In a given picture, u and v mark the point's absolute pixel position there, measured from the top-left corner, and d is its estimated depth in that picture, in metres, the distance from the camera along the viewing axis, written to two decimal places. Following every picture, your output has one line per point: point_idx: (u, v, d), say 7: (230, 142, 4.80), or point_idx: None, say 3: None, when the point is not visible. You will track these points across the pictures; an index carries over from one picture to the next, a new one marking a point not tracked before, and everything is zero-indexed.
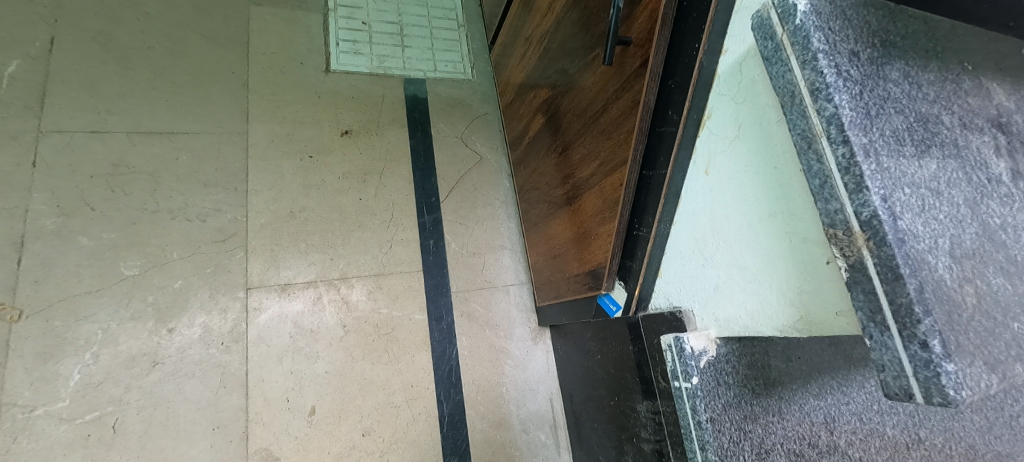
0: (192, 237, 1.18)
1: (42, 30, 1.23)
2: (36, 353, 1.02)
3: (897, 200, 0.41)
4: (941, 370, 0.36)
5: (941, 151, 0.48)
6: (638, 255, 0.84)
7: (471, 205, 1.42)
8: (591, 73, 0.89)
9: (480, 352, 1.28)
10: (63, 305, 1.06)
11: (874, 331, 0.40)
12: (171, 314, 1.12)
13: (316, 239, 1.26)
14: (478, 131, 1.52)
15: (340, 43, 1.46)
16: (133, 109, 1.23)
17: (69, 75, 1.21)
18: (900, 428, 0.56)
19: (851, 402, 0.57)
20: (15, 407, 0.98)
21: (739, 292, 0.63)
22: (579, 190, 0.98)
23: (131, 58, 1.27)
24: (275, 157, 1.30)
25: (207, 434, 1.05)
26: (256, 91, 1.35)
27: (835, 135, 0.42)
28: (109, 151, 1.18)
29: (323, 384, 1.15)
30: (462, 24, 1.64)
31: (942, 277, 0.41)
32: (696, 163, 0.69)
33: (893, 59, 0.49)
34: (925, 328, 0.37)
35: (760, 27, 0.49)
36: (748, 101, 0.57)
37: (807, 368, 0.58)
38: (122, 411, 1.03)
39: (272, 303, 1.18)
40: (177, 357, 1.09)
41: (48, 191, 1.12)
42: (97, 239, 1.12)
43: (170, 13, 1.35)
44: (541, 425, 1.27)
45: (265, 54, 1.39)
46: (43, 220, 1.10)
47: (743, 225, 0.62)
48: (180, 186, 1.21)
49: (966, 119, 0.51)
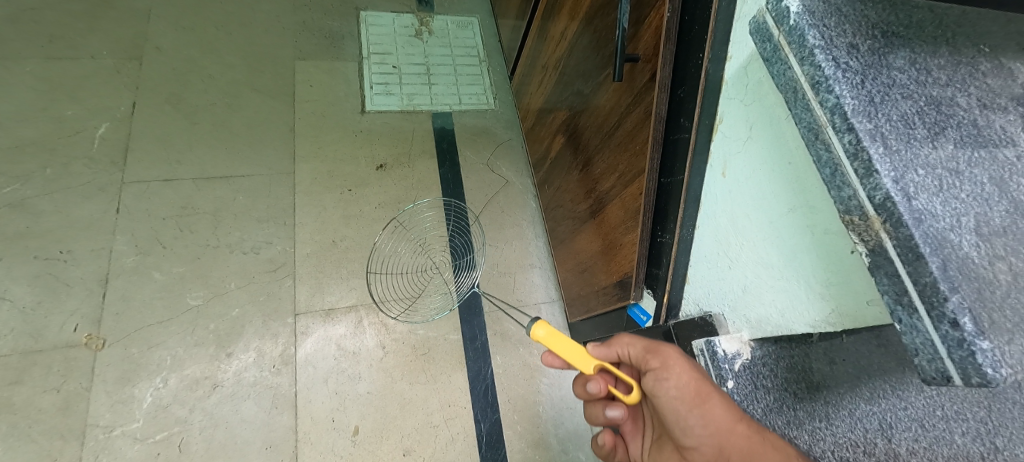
0: (248, 268, 1.28)
1: (127, 97, 1.42)
2: (115, 378, 1.13)
3: (911, 181, 0.38)
4: (976, 349, 0.32)
5: (959, 133, 0.42)
6: (664, 262, 0.83)
7: (500, 226, 1.47)
8: (604, 91, 0.92)
9: (515, 370, 1.29)
10: (138, 334, 1.17)
11: (902, 314, 0.37)
12: (229, 340, 1.21)
13: (356, 265, 1.34)
14: (503, 157, 1.58)
15: (374, 86, 1.59)
16: (197, 158, 1.38)
17: (146, 133, 1.39)
18: (972, 436, 0.39)
19: (909, 407, 0.45)
20: (98, 428, 1.08)
21: (767, 291, 0.62)
22: (602, 203, 0.99)
23: (197, 113, 1.44)
24: (319, 191, 1.41)
25: (262, 453, 1.11)
26: (302, 134, 1.48)
27: (840, 124, 0.40)
28: (178, 195, 1.33)
29: (366, 404, 1.18)
30: (485, 59, 1.74)
31: (969, 254, 0.36)
32: (713, 167, 0.69)
33: (896, 48, 0.45)
34: (954, 305, 0.33)
35: (757, 31, 0.47)
36: (757, 102, 0.57)
37: (854, 371, 0.51)
38: (187, 431, 1.11)
39: (318, 328, 1.25)
40: (234, 379, 1.17)
41: (129, 233, 1.27)
42: (167, 273, 1.25)
43: (228, 73, 1.52)
44: (581, 445, 1.24)
45: (309, 101, 1.53)
46: (125, 258, 1.24)
47: (765, 222, 0.61)
48: (238, 223, 1.33)
49: (985, 100, 0.45)
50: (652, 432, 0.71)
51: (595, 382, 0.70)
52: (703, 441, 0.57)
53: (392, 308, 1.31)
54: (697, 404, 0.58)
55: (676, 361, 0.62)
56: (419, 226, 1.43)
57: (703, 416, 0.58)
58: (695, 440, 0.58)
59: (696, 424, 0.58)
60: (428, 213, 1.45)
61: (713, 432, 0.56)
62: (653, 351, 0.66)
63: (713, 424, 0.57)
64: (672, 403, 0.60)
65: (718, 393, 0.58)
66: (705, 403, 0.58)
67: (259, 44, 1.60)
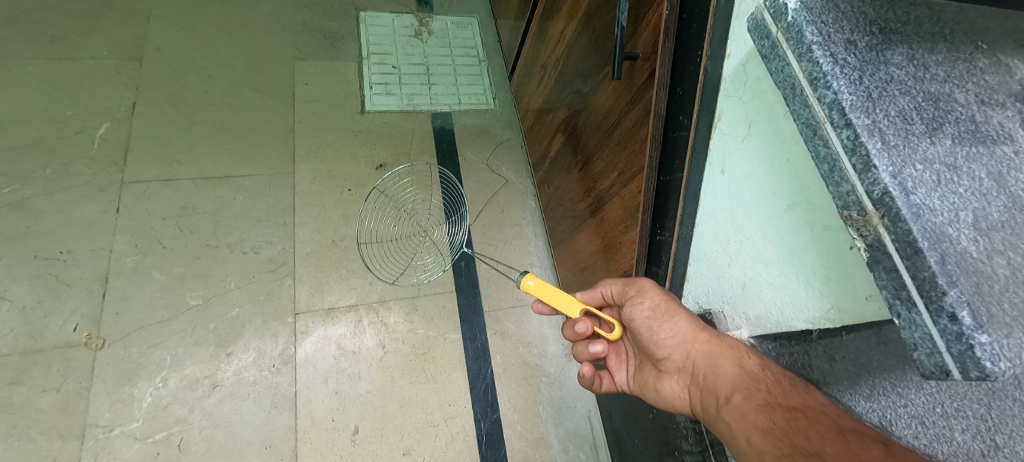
0: (248, 268, 1.29)
1: (127, 97, 1.43)
2: (115, 378, 1.12)
3: (909, 176, 0.38)
4: (975, 342, 0.32)
5: (957, 128, 0.42)
6: (663, 260, 0.82)
7: (500, 226, 1.47)
8: (604, 90, 0.92)
9: (514, 370, 1.29)
10: (138, 334, 1.17)
11: (901, 309, 0.37)
12: (229, 339, 1.21)
13: (356, 265, 1.34)
14: (502, 157, 1.58)
15: (374, 86, 1.59)
16: (197, 158, 1.39)
17: (147, 133, 1.39)
18: (971, 433, 0.41)
19: (909, 403, 0.47)
20: (98, 427, 1.08)
21: (767, 288, 0.63)
22: (602, 202, 0.99)
23: (197, 113, 1.45)
24: (319, 191, 1.41)
25: (261, 452, 1.11)
26: (301, 134, 1.48)
27: (838, 119, 0.40)
28: (178, 195, 1.33)
29: (365, 404, 1.18)
30: (484, 59, 1.74)
31: (967, 249, 0.36)
32: (712, 164, 0.69)
33: (894, 45, 0.45)
34: (952, 299, 0.33)
35: (756, 28, 0.47)
36: (755, 99, 0.58)
37: (852, 368, 0.53)
38: (186, 431, 1.10)
39: (318, 327, 1.25)
40: (234, 379, 1.17)
41: (129, 233, 1.27)
42: (168, 272, 1.25)
43: (228, 74, 1.53)
44: (581, 445, 1.24)
45: (309, 102, 1.53)
46: (125, 258, 1.24)
47: (764, 219, 0.61)
48: (238, 223, 1.33)
49: (983, 96, 0.45)
50: (631, 354, 0.86)
51: (584, 322, 0.79)
52: (674, 349, 0.72)
53: (385, 273, 1.34)
54: (666, 320, 0.73)
55: (649, 288, 0.75)
56: (397, 193, 1.45)
57: (672, 328, 0.72)
58: (667, 348, 0.73)
59: (666, 336, 0.73)
60: (403, 181, 1.48)
61: (682, 341, 0.71)
62: (628, 283, 0.79)
63: (680, 334, 0.71)
64: (647, 322, 0.74)
65: (682, 309, 0.73)
66: (673, 317, 0.72)
67: (259, 45, 1.60)
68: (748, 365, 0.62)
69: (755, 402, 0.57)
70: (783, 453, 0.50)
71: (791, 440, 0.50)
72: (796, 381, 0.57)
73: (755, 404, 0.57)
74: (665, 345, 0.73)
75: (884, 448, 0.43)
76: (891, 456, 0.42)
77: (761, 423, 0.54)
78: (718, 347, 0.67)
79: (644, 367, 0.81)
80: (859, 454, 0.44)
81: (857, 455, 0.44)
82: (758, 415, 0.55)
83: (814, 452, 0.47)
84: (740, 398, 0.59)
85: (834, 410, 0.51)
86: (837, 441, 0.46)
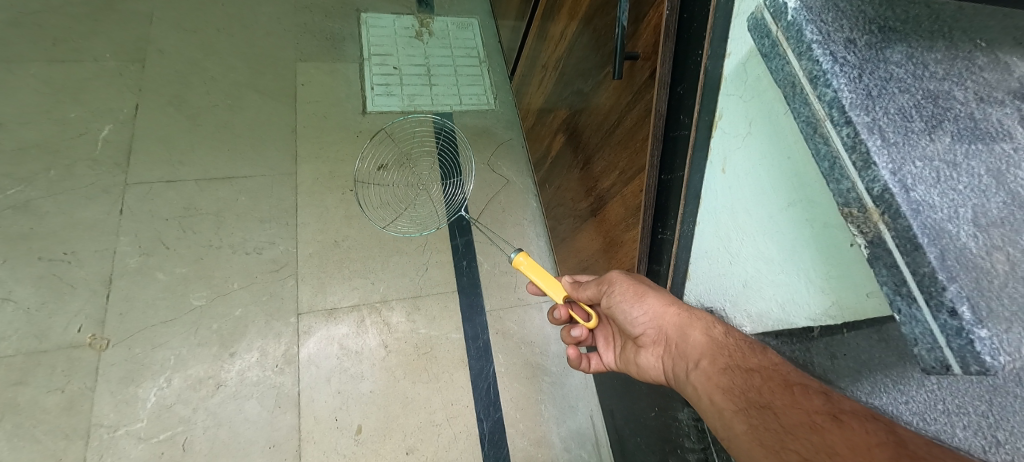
0: (251, 268, 1.29)
1: (130, 99, 1.43)
2: (119, 378, 1.13)
3: (909, 173, 0.38)
4: (974, 337, 0.32)
5: (956, 126, 0.43)
6: (665, 259, 0.83)
7: (501, 225, 1.48)
8: (604, 89, 0.92)
9: (516, 368, 1.29)
10: (142, 335, 1.18)
11: (901, 304, 0.37)
12: (232, 339, 1.21)
13: (358, 265, 1.34)
14: (503, 157, 1.59)
15: (375, 87, 1.60)
16: (200, 159, 1.39)
17: (149, 135, 1.40)
18: (972, 431, 0.42)
19: (910, 400, 0.48)
20: (102, 427, 1.08)
21: (768, 286, 0.63)
22: (603, 201, 1.00)
23: (199, 114, 1.45)
24: (321, 192, 1.42)
25: (265, 452, 1.11)
26: (303, 135, 1.49)
27: (838, 117, 0.40)
28: (181, 196, 1.34)
29: (368, 403, 1.19)
30: (485, 60, 1.74)
31: (966, 244, 0.36)
32: (713, 162, 0.69)
33: (893, 43, 0.46)
34: (952, 294, 0.33)
35: (756, 27, 0.48)
36: (755, 98, 0.58)
37: (854, 365, 0.54)
38: (190, 431, 1.11)
39: (320, 327, 1.25)
40: (238, 379, 1.17)
41: (132, 234, 1.27)
42: (171, 273, 1.25)
43: (230, 75, 1.53)
44: (584, 443, 1.24)
45: (310, 103, 1.54)
46: (128, 259, 1.25)
47: (765, 217, 0.61)
48: (240, 223, 1.34)
49: (983, 93, 0.45)
50: (610, 332, 0.88)
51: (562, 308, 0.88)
52: (647, 327, 0.73)
53: (376, 217, 1.38)
54: (638, 299, 0.74)
55: (618, 277, 0.78)
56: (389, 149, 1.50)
57: (643, 306, 0.73)
58: (640, 327, 0.74)
59: (639, 315, 0.74)
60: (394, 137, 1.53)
61: (653, 317, 0.72)
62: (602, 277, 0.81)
63: (652, 310, 0.72)
64: (620, 304, 0.76)
65: (652, 288, 0.74)
66: (643, 296, 0.73)
67: (261, 46, 1.60)
68: (714, 334, 0.63)
69: (718, 367, 0.59)
70: (739, 408, 0.52)
71: (747, 397, 0.53)
72: (755, 345, 0.59)
73: (718, 367, 0.59)
74: (638, 323, 0.74)
75: (824, 397, 0.47)
76: (829, 404, 0.46)
77: (722, 384, 0.56)
78: (686, 319, 0.68)
79: (622, 342, 0.83)
80: (803, 404, 0.47)
81: (802, 406, 0.47)
82: (720, 378, 0.57)
83: (765, 405, 0.50)
84: (706, 364, 0.61)
85: (786, 367, 0.54)
86: (785, 395, 0.50)
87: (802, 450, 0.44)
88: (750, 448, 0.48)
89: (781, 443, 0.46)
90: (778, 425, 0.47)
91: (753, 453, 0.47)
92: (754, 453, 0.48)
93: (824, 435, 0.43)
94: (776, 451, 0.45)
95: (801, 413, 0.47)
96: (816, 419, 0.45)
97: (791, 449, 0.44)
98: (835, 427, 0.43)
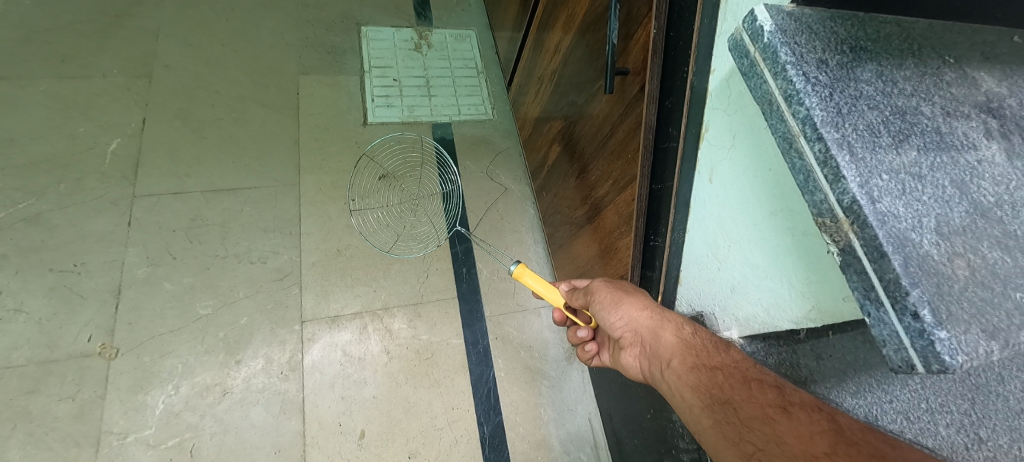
0: (255, 277, 1.31)
1: (137, 113, 1.46)
2: (128, 386, 1.15)
3: (875, 186, 0.41)
4: (934, 338, 0.35)
5: (922, 140, 0.45)
6: (657, 265, 0.86)
7: (500, 232, 1.50)
8: (598, 102, 0.95)
9: (516, 373, 1.32)
10: (150, 343, 1.20)
11: (871, 308, 0.39)
12: (238, 347, 1.23)
13: (361, 273, 1.37)
14: (501, 165, 1.62)
15: (375, 99, 1.63)
16: (205, 171, 1.42)
17: (157, 148, 1.42)
18: (955, 427, 0.45)
19: (895, 399, 0.50)
20: (112, 434, 1.10)
21: (754, 291, 0.66)
22: (598, 209, 1.02)
23: (204, 127, 1.48)
24: (323, 202, 1.45)
25: (271, 457, 1.13)
26: (306, 146, 1.51)
27: (811, 133, 0.43)
28: (188, 208, 1.36)
29: (371, 408, 1.21)
30: (482, 70, 1.78)
31: (929, 252, 0.39)
32: (701, 173, 0.72)
33: (863, 62, 0.48)
34: (915, 299, 0.36)
35: (736, 48, 0.50)
36: (738, 112, 0.61)
37: (840, 366, 0.56)
38: (198, 436, 1.13)
39: (324, 334, 1.28)
40: (244, 385, 1.19)
41: (141, 245, 1.30)
42: (178, 283, 1.27)
43: (235, 88, 1.56)
44: (583, 446, 1.26)
45: (313, 115, 1.57)
46: (137, 269, 1.27)
47: (750, 226, 0.64)
48: (245, 233, 1.36)
49: (949, 107, 0.48)
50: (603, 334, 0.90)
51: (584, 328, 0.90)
52: (624, 331, 0.75)
53: (376, 228, 1.42)
54: (615, 307, 0.76)
55: (599, 287, 0.80)
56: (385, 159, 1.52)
57: (619, 310, 0.75)
58: (618, 332, 0.76)
59: (617, 322, 0.76)
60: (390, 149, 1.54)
61: (628, 322, 0.74)
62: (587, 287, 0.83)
63: (627, 315, 0.74)
64: (600, 313, 0.78)
65: (627, 294, 0.76)
66: (620, 303, 0.76)
67: (265, 60, 1.64)
68: (683, 335, 0.66)
69: (686, 366, 0.61)
70: (705, 404, 0.55)
71: (711, 393, 0.55)
72: (719, 343, 0.62)
73: (687, 367, 0.61)
74: (616, 328, 0.76)
75: (777, 390, 0.51)
76: (780, 397, 0.50)
77: (690, 382, 0.59)
78: (658, 322, 0.70)
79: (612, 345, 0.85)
80: (758, 398, 0.51)
81: (757, 400, 0.51)
82: (688, 376, 0.60)
83: (726, 400, 0.53)
84: (676, 363, 0.63)
85: (746, 364, 0.57)
86: (744, 390, 0.53)
87: (757, 440, 0.48)
88: (717, 443, 0.52)
89: (740, 435, 0.50)
90: (737, 419, 0.51)
91: (720, 448, 0.51)
92: (720, 447, 0.51)
93: (775, 425, 0.47)
94: (736, 443, 0.49)
95: (756, 406, 0.51)
96: (768, 411, 0.49)
97: (748, 440, 0.48)
98: (784, 418, 0.48)
